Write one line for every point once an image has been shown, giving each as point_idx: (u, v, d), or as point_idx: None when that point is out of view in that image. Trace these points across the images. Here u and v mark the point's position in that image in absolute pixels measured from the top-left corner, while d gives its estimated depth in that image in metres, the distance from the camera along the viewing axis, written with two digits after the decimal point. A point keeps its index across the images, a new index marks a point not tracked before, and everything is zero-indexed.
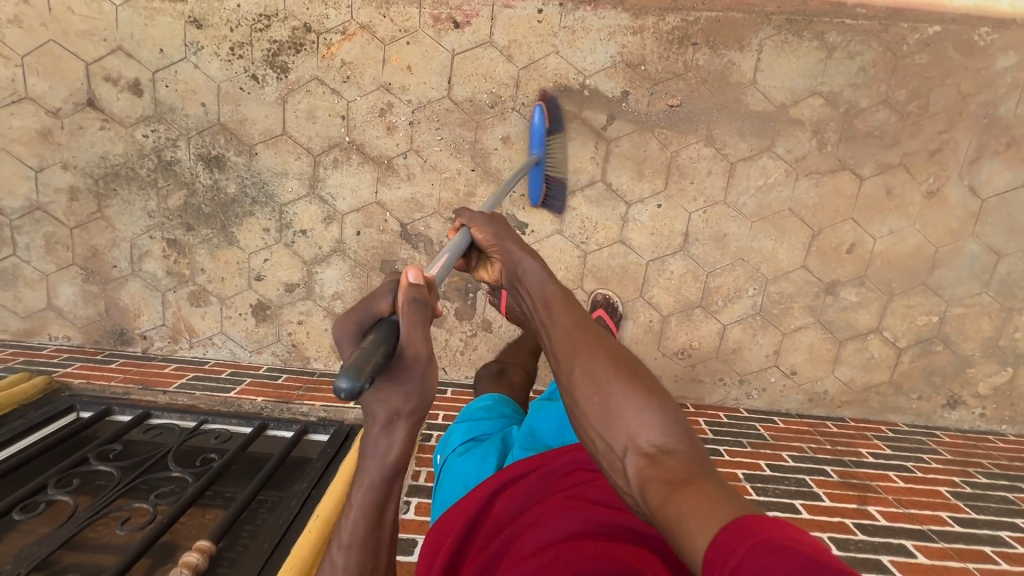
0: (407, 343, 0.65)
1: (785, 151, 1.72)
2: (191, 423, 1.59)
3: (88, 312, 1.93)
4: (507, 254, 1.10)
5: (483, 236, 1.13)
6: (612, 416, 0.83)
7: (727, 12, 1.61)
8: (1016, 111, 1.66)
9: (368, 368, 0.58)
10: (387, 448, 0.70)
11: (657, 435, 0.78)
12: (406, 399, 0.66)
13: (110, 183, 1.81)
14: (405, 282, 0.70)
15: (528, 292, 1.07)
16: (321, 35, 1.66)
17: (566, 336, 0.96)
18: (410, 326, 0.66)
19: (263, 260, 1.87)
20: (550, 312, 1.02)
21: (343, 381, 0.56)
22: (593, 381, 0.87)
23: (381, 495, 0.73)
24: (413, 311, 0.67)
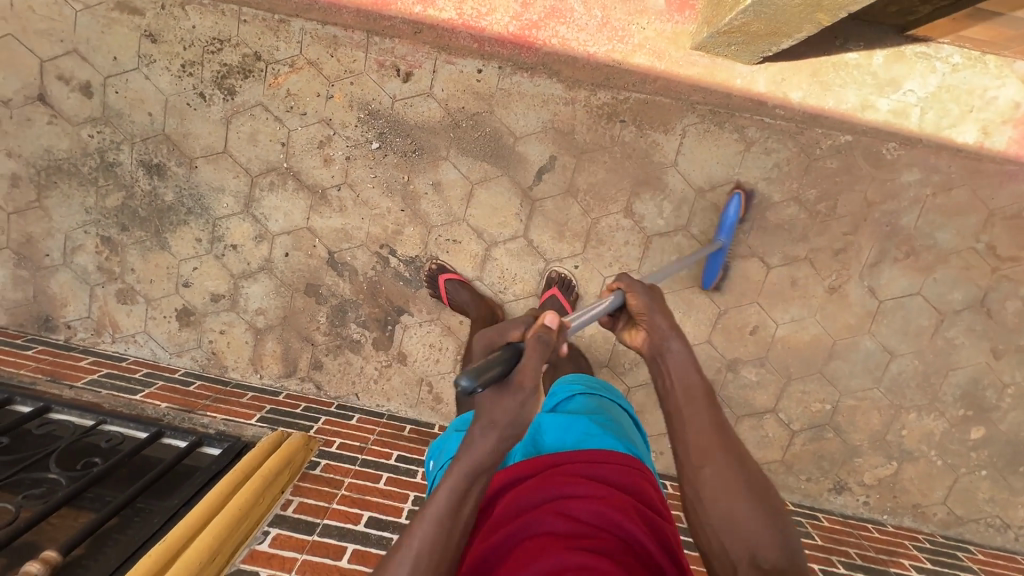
0: (520, 369, 0.90)
1: (699, 232, 1.80)
2: (89, 421, 1.64)
3: (16, 296, 1.97)
4: (656, 329, 1.16)
5: (637, 303, 1.20)
6: (734, 523, 0.92)
7: (654, 95, 1.70)
8: (917, 223, 1.76)
9: (484, 376, 0.85)
10: (482, 448, 0.90)
11: (773, 553, 0.88)
12: (506, 412, 0.90)
13: (52, 176, 1.86)
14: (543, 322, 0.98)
15: (666, 369, 1.13)
16: (269, 65, 1.74)
17: (704, 434, 1.01)
18: (524, 356, 0.92)
19: (192, 267, 1.92)
20: (693, 403, 1.06)
21: (465, 380, 0.83)
22: (723, 490, 0.95)
23: (462, 487, 0.90)
24: (537, 345, 0.94)
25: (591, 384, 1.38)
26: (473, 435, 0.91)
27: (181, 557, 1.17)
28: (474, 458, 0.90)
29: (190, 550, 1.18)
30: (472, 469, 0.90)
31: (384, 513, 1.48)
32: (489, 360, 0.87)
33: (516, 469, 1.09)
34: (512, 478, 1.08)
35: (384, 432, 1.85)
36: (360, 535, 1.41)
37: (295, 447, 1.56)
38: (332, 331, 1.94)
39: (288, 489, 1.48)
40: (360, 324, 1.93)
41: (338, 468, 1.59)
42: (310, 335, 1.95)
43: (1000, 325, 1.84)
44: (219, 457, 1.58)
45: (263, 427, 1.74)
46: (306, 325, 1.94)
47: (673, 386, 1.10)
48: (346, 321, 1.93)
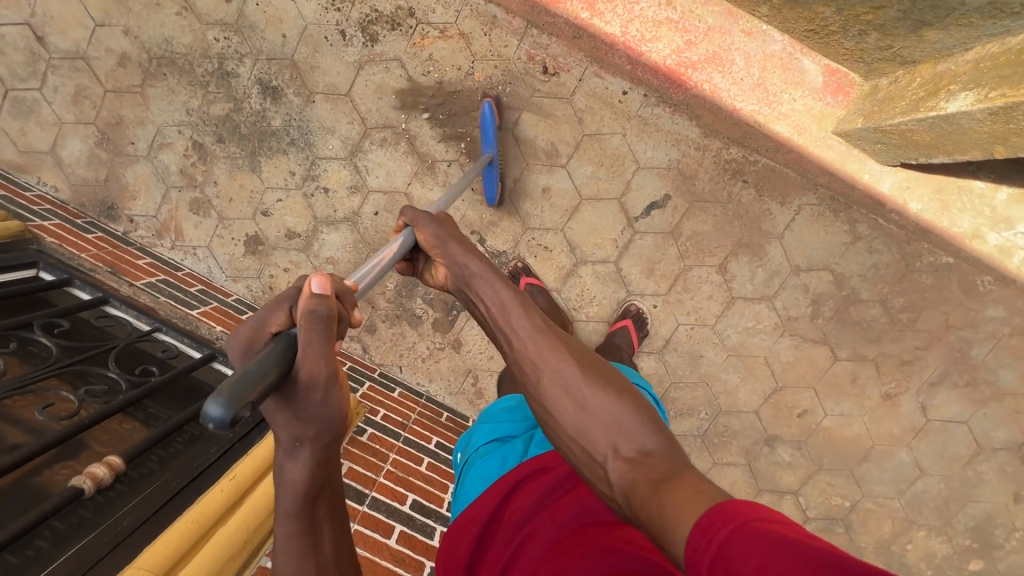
0: (303, 361, 0.62)
1: (781, 306, 1.82)
2: (145, 325, 1.59)
3: (87, 174, 1.91)
4: (449, 257, 1.06)
5: (426, 236, 1.07)
6: (584, 417, 0.85)
7: (782, 166, 1.72)
8: (986, 356, 1.81)
9: (247, 392, 0.53)
10: (296, 476, 0.72)
11: (635, 437, 0.81)
12: (312, 423, 0.68)
13: (162, 67, 1.79)
14: (307, 293, 0.66)
15: (479, 299, 1.05)
16: (420, 25, 1.70)
17: (524, 341, 0.97)
18: (306, 349, 0.62)
19: (276, 199, 1.87)
20: (508, 321, 1.01)
21: (216, 408, 0.49)
22: (554, 382, 0.90)
23: (305, 518, 0.74)
24: (313, 323, 0.63)
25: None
26: (279, 460, 0.73)
27: (249, 499, 1.13)
28: (291, 490, 0.73)
29: (257, 494, 1.14)
30: (300, 502, 0.73)
31: (429, 500, 1.49)
32: (252, 372, 0.55)
33: (536, 461, 1.03)
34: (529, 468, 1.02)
35: (423, 413, 1.83)
36: (406, 518, 1.39)
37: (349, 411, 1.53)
38: (397, 300, 1.91)
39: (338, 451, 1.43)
40: (426, 300, 1.90)
41: (383, 441, 1.57)
42: (372, 297, 1.92)
43: None
44: None
45: None
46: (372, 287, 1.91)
47: (492, 311, 1.04)
48: (413, 294, 1.90)
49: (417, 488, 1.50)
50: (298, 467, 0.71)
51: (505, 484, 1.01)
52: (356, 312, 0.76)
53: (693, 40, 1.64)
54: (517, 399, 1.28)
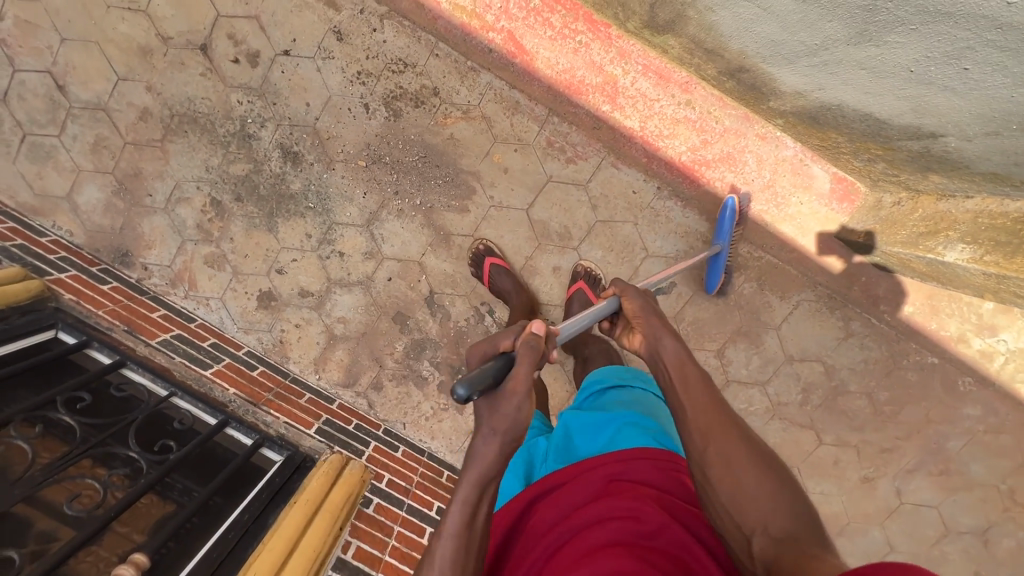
0: (512, 377, 0.85)
1: (773, 391, 1.90)
2: (161, 390, 1.63)
3: (103, 221, 1.92)
4: (649, 331, 1.09)
5: (631, 307, 1.14)
6: (739, 491, 0.85)
7: (785, 263, 1.79)
8: (960, 450, 1.91)
9: (478, 386, 0.78)
10: (486, 458, 0.86)
11: (785, 518, 0.82)
12: (506, 422, 0.85)
13: (183, 124, 1.81)
14: (528, 331, 0.90)
15: (663, 363, 1.04)
16: (443, 104, 1.73)
17: (702, 405, 0.96)
18: (517, 365, 0.85)
19: (291, 258, 1.90)
20: (681, 389, 0.99)
21: (460, 389, 0.76)
22: (719, 467, 0.88)
23: (478, 492, 0.86)
24: (527, 353, 0.87)
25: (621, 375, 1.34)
26: (476, 446, 0.86)
27: None
28: (480, 467, 0.86)
29: None
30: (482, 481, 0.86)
31: None
32: (484, 371, 0.80)
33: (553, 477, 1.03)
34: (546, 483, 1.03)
35: (425, 473, 1.89)
36: None
37: (355, 479, 1.64)
38: (404, 361, 1.97)
39: (347, 529, 1.52)
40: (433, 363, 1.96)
41: (388, 512, 1.66)
42: (381, 357, 1.97)
43: (992, 555, 1.99)
44: (281, 469, 1.60)
45: (321, 441, 1.73)
46: (381, 348, 1.96)
47: (668, 376, 1.02)
48: (421, 356, 1.95)
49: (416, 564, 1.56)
50: (488, 455, 0.85)
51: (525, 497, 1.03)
52: (553, 353, 0.95)
53: (709, 139, 1.68)
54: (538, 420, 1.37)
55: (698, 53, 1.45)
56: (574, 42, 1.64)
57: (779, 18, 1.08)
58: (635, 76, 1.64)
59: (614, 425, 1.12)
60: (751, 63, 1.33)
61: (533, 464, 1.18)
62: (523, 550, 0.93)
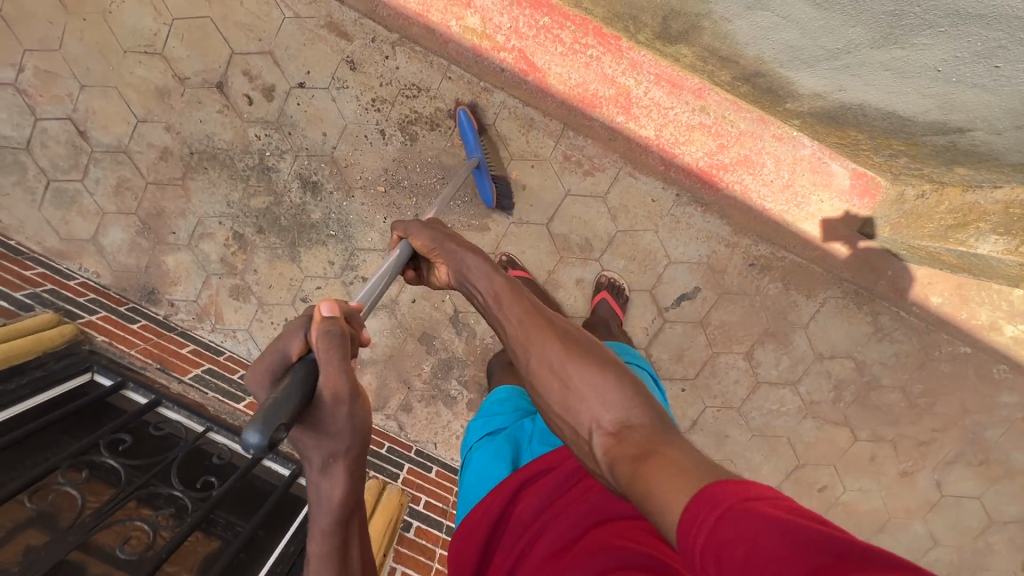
0: (325, 383, 0.72)
1: (804, 390, 1.89)
2: (197, 426, 1.65)
3: (128, 261, 1.95)
4: (446, 254, 1.14)
5: (421, 242, 1.18)
6: (570, 399, 0.87)
7: (809, 262, 1.78)
8: (999, 439, 1.89)
9: (277, 425, 0.61)
10: (331, 492, 0.84)
11: (619, 411, 0.82)
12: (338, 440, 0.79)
13: (204, 162, 1.83)
14: (320, 316, 0.77)
15: (476, 288, 1.10)
16: (459, 126, 1.74)
17: (523, 324, 1.01)
18: (321, 372, 0.72)
19: (315, 286, 1.91)
20: (498, 305, 1.06)
21: (251, 434, 0.58)
22: (542, 363, 0.94)
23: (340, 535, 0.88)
24: (329, 345, 0.73)
25: None
26: (315, 482, 0.84)
27: None
28: (325, 503, 0.85)
29: None
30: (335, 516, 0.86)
31: None
32: (280, 399, 0.63)
33: (542, 463, 1.03)
34: (536, 469, 1.03)
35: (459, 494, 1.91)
36: None
37: (394, 503, 1.63)
38: (432, 381, 1.97)
39: (391, 555, 1.51)
40: (461, 382, 1.95)
41: (429, 535, 1.68)
42: (409, 379, 1.97)
43: None
44: None
45: None
46: (408, 370, 1.96)
47: (483, 298, 1.09)
48: (448, 376, 1.95)
49: None
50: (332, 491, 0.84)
51: (514, 483, 1.03)
52: (361, 332, 0.85)
53: (725, 143, 1.68)
54: (507, 390, 1.35)
55: (713, 61, 1.46)
56: (585, 56, 1.65)
57: (799, 26, 1.08)
58: (648, 86, 1.65)
59: None
60: (767, 68, 1.33)
61: (521, 447, 1.14)
62: (515, 537, 0.94)
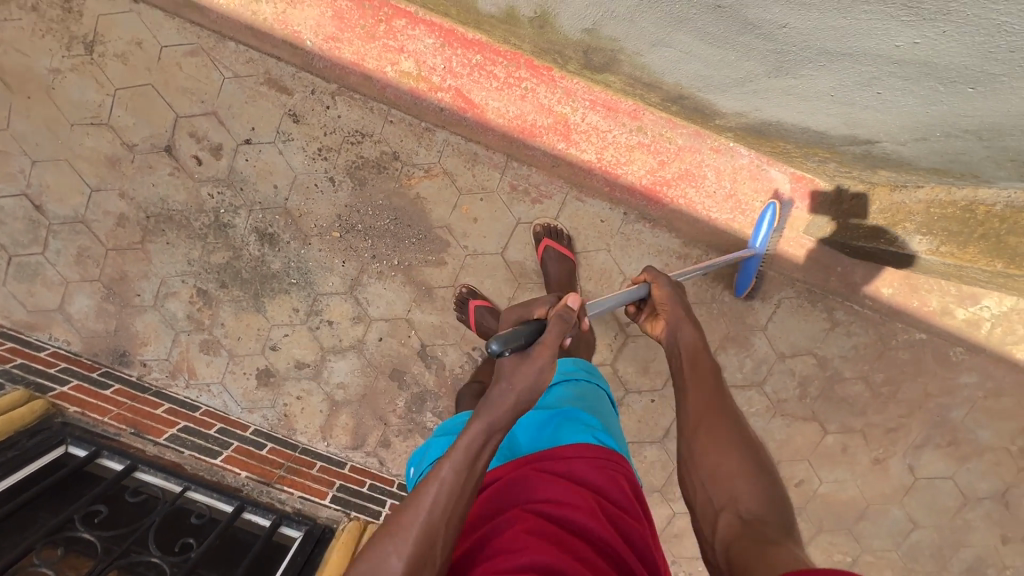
0: (539, 343, 1.00)
1: (771, 390, 1.93)
2: (175, 486, 1.66)
3: (96, 326, 1.97)
4: (671, 317, 1.30)
5: (660, 292, 1.33)
6: (720, 477, 0.96)
7: (760, 266, 1.82)
8: (964, 418, 1.93)
9: (512, 342, 0.96)
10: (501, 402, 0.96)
11: (758, 505, 0.90)
12: (526, 378, 0.97)
13: (160, 224, 1.86)
14: (566, 304, 1.07)
15: (680, 349, 1.24)
16: (405, 166, 1.78)
17: (702, 407, 1.09)
18: (548, 330, 1.02)
19: (283, 334, 1.94)
20: (694, 369, 1.18)
21: (494, 343, 0.95)
22: (708, 448, 1.01)
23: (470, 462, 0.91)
24: (558, 322, 1.03)
25: (566, 370, 1.26)
26: (490, 395, 0.97)
27: None
28: (484, 425, 0.95)
29: None
30: (481, 435, 0.94)
31: None
32: (517, 331, 0.97)
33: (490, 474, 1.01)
34: (487, 478, 1.01)
35: None
36: None
37: None
38: (407, 415, 1.99)
39: None
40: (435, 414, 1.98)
41: None
42: (384, 415, 1.99)
43: (1014, 516, 1.99)
44: (302, 544, 1.62)
45: (337, 510, 1.76)
46: (383, 407, 1.98)
47: (682, 358, 1.22)
48: (423, 408, 1.98)
49: None
50: (501, 404, 0.96)
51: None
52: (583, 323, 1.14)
53: (665, 160, 1.72)
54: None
55: (639, 87, 1.50)
56: (519, 89, 1.68)
57: (702, 59, 1.11)
58: (585, 111, 1.69)
59: (553, 422, 1.08)
60: (688, 92, 1.37)
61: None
62: (453, 544, 0.91)
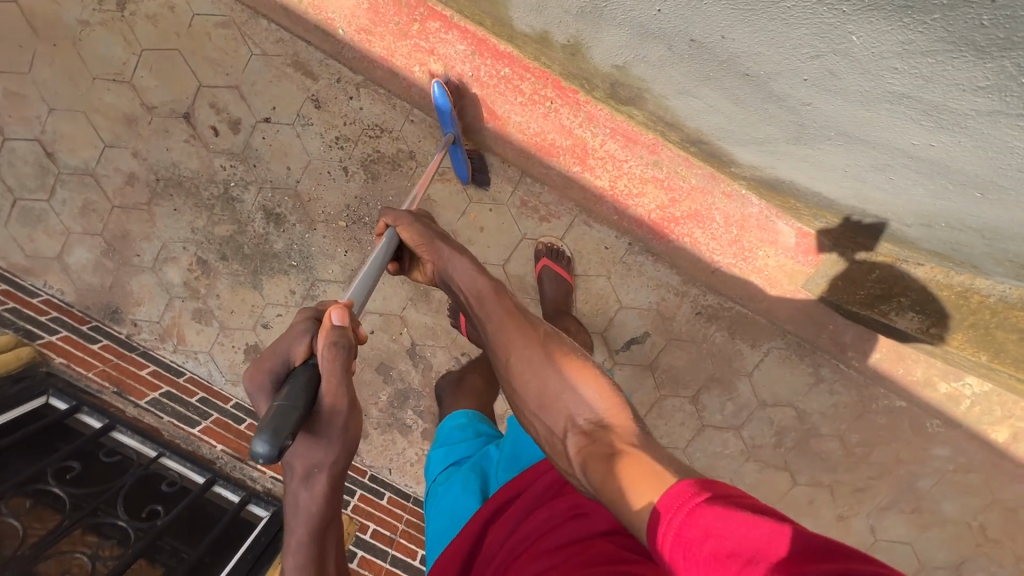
0: (326, 394, 0.80)
1: (747, 435, 1.95)
2: (150, 450, 1.68)
3: (92, 280, 1.98)
4: (436, 254, 1.17)
5: (411, 236, 1.19)
6: (548, 398, 0.92)
7: (754, 313, 1.84)
8: (930, 488, 1.96)
9: (282, 436, 0.69)
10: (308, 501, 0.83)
11: (592, 410, 0.88)
12: (330, 451, 0.82)
13: (169, 188, 1.87)
14: (330, 324, 0.86)
15: (459, 287, 1.14)
16: (420, 167, 1.79)
17: (503, 329, 1.04)
18: (327, 381, 0.80)
19: (276, 313, 1.95)
20: (482, 305, 1.09)
21: (260, 446, 0.67)
22: (538, 383, 0.95)
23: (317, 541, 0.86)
24: (334, 355, 0.82)
25: None
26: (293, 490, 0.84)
27: None
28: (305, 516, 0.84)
29: None
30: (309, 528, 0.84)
31: None
32: (282, 409, 0.72)
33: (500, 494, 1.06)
34: (505, 494, 1.05)
35: (410, 521, 1.94)
36: None
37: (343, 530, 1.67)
38: (389, 410, 2.00)
39: None
40: (416, 412, 1.99)
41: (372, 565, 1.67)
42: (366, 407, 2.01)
43: None
44: (268, 524, 1.64)
45: None
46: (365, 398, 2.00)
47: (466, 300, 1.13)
48: (404, 406, 1.99)
49: None
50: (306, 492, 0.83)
51: (480, 516, 1.05)
52: (360, 330, 0.93)
53: (677, 197, 1.70)
54: (467, 416, 1.36)
55: (660, 124, 1.51)
56: (542, 107, 1.67)
57: (724, 114, 1.12)
58: (603, 138, 1.67)
59: None
60: (707, 138, 1.38)
61: (487, 476, 1.18)
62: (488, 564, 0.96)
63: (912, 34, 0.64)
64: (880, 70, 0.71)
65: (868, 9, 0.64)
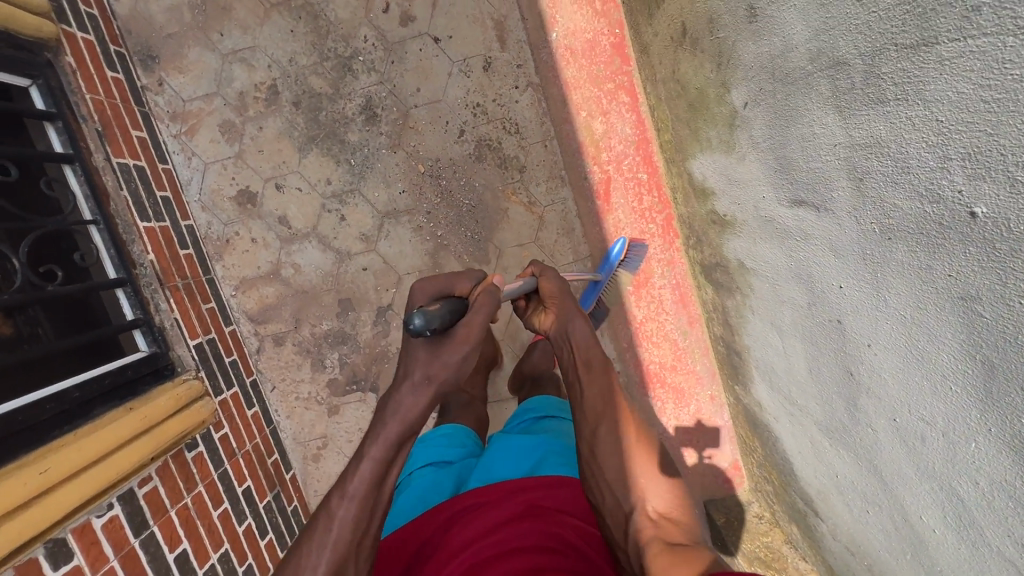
0: (466, 323, 0.90)
1: None
2: (86, 212, 1.46)
3: (157, 17, 1.79)
4: (561, 308, 1.18)
5: (549, 287, 1.19)
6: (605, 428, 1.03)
7: None
8: None
9: (435, 323, 0.81)
10: (407, 410, 0.90)
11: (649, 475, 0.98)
12: (444, 368, 0.89)
13: (302, 13, 1.77)
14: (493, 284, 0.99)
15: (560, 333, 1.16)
16: (519, 183, 1.81)
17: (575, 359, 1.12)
18: (473, 312, 0.91)
19: (297, 185, 1.83)
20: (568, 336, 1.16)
21: (417, 320, 0.79)
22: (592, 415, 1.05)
23: (391, 450, 0.91)
24: (483, 308, 0.92)
25: (554, 407, 1.36)
26: (399, 395, 0.91)
27: (49, 501, 1.10)
28: (400, 419, 0.90)
29: (57, 497, 1.11)
30: (397, 434, 0.90)
31: (193, 554, 1.41)
32: (442, 309, 0.84)
33: (482, 492, 1.05)
34: (476, 497, 1.04)
35: (257, 449, 1.79)
36: (163, 569, 1.32)
37: (197, 418, 1.53)
38: (319, 340, 1.88)
39: (157, 463, 1.39)
40: (340, 361, 1.88)
41: (202, 467, 1.54)
42: (302, 322, 1.88)
43: None
44: (141, 364, 1.48)
45: (190, 357, 1.61)
46: (308, 314, 1.87)
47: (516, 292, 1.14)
48: (335, 347, 1.87)
49: (191, 532, 1.43)
50: (405, 404, 0.90)
51: (448, 510, 1.03)
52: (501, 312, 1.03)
53: (678, 367, 1.82)
54: (453, 429, 1.38)
55: (716, 314, 1.64)
56: (645, 225, 1.76)
57: (789, 367, 1.25)
58: (666, 284, 1.78)
59: (545, 454, 1.15)
60: (746, 358, 1.53)
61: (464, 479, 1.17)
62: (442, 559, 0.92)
63: (1016, 483, 0.74)
64: (964, 474, 0.82)
65: (1002, 449, 0.74)
